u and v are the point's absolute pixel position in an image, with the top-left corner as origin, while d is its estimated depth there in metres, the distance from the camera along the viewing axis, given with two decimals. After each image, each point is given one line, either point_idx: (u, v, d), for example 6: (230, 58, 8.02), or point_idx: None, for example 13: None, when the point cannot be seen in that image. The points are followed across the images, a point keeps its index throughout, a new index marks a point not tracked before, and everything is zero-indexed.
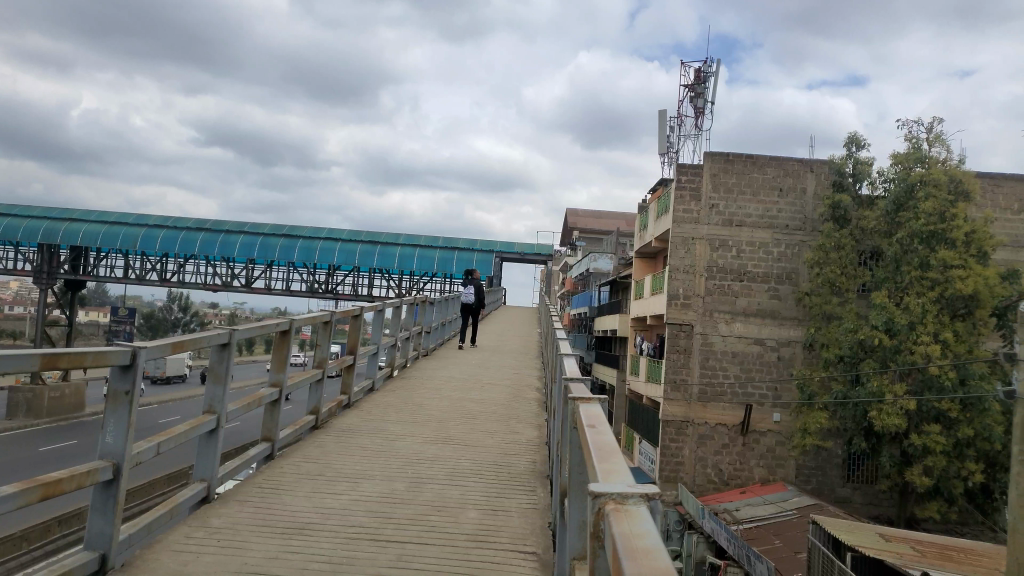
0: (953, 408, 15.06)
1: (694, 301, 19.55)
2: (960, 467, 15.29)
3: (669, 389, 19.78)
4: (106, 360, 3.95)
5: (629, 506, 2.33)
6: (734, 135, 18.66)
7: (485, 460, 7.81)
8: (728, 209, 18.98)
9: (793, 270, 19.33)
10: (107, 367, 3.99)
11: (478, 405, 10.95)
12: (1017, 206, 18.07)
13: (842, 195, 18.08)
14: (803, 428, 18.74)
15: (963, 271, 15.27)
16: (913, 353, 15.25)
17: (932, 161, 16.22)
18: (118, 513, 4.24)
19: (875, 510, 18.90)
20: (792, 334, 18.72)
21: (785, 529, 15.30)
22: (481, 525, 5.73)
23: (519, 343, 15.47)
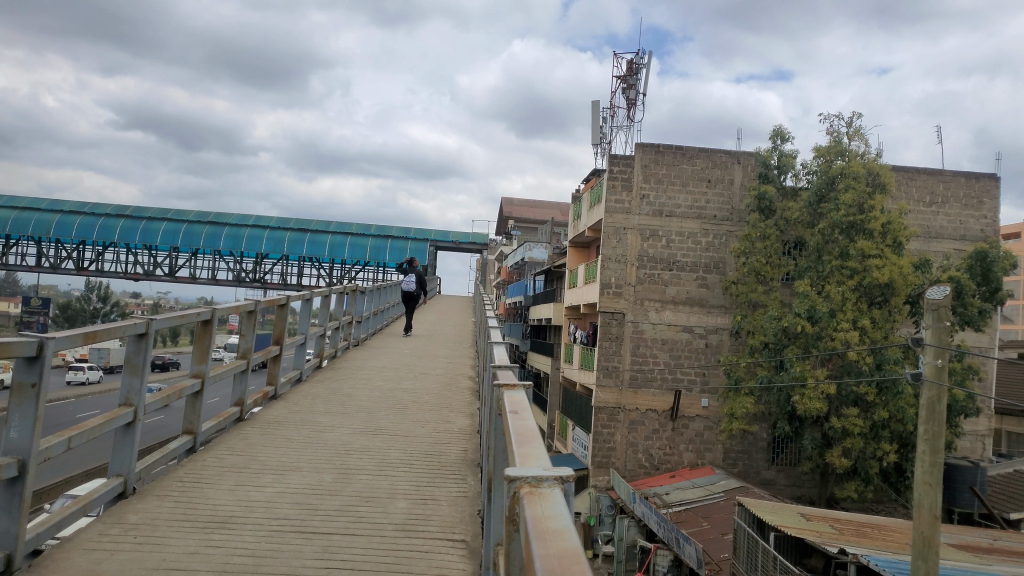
0: (870, 394, 14.23)
1: (619, 361, 17.88)
2: (877, 448, 14.55)
3: (592, 449, 18.01)
4: (14, 353, 3.35)
5: (540, 488, 2.63)
6: (654, 160, 17.82)
7: (415, 450, 7.79)
8: (647, 269, 17.79)
9: (718, 303, 17.76)
10: (10, 362, 3.37)
11: (413, 394, 10.19)
12: (930, 199, 17.56)
13: (768, 185, 16.66)
14: (733, 443, 17.67)
15: (880, 261, 14.45)
16: (834, 339, 14.32)
17: (852, 154, 15.45)
18: (25, 514, 3.57)
19: (798, 491, 17.62)
20: (713, 372, 17.69)
21: (714, 518, 14.44)
22: (410, 514, 5.96)
23: (438, 349, 13.87)
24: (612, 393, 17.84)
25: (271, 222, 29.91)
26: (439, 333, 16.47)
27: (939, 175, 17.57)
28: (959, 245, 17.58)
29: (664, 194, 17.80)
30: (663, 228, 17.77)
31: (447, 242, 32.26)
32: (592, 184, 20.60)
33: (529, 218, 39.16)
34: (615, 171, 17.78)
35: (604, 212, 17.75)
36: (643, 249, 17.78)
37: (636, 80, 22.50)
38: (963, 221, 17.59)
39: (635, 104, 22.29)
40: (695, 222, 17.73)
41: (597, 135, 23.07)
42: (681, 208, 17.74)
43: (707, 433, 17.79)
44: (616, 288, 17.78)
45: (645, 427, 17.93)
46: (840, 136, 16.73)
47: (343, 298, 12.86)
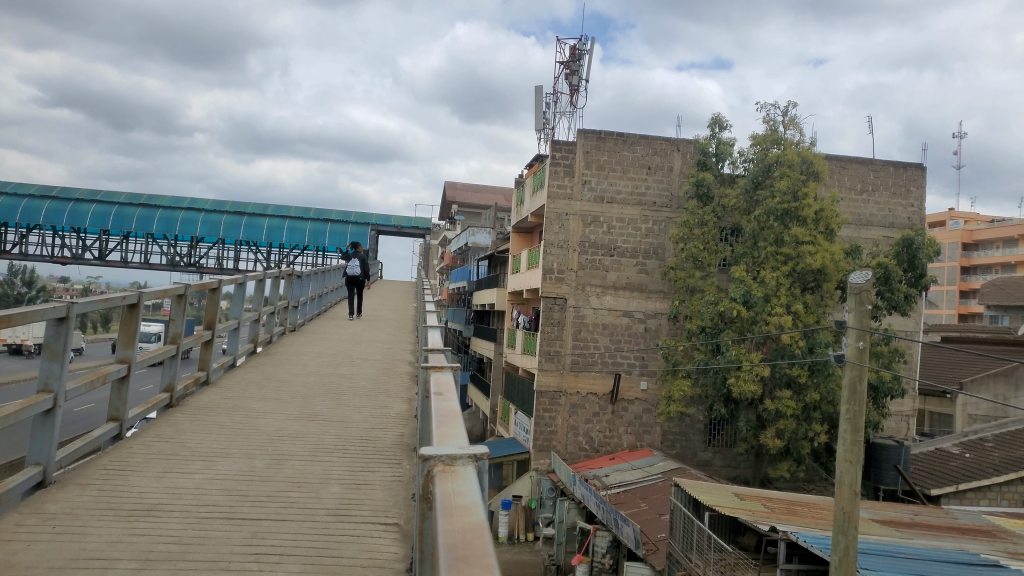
0: (803, 376, 14.68)
1: (561, 345, 18.04)
2: (808, 429, 15.03)
3: (534, 433, 18.15)
4: None
5: (453, 466, 2.66)
6: (596, 147, 17.96)
7: (350, 435, 7.72)
8: (588, 255, 17.94)
9: (657, 288, 18.04)
10: None
11: (350, 380, 10.08)
12: (861, 187, 18.11)
13: (706, 172, 16.94)
14: (671, 425, 18.04)
15: (813, 247, 14.86)
16: (768, 323, 14.67)
17: (787, 142, 15.81)
18: None
19: (734, 472, 18.09)
20: (651, 355, 18.00)
21: (652, 499, 14.73)
22: (343, 499, 5.92)
23: (377, 334, 13.74)
24: (554, 377, 17.99)
25: (207, 205, 29.11)
26: (381, 318, 16.31)
27: (869, 165, 18.17)
28: (887, 233, 18.19)
29: (605, 180, 17.97)
30: (604, 215, 17.94)
31: (389, 226, 31.90)
32: (534, 169, 20.64)
33: (473, 202, 39.02)
34: (557, 157, 17.86)
35: (546, 197, 17.81)
36: (585, 235, 17.94)
37: (579, 65, 22.57)
38: (892, 209, 18.20)
39: (578, 90, 22.35)
40: (636, 208, 17.95)
41: (541, 120, 23.08)
42: (621, 195, 17.93)
43: (645, 416, 18.09)
44: (558, 274, 17.89)
45: (586, 411, 18.14)
46: (775, 125, 17.11)
47: (279, 282, 12.59)
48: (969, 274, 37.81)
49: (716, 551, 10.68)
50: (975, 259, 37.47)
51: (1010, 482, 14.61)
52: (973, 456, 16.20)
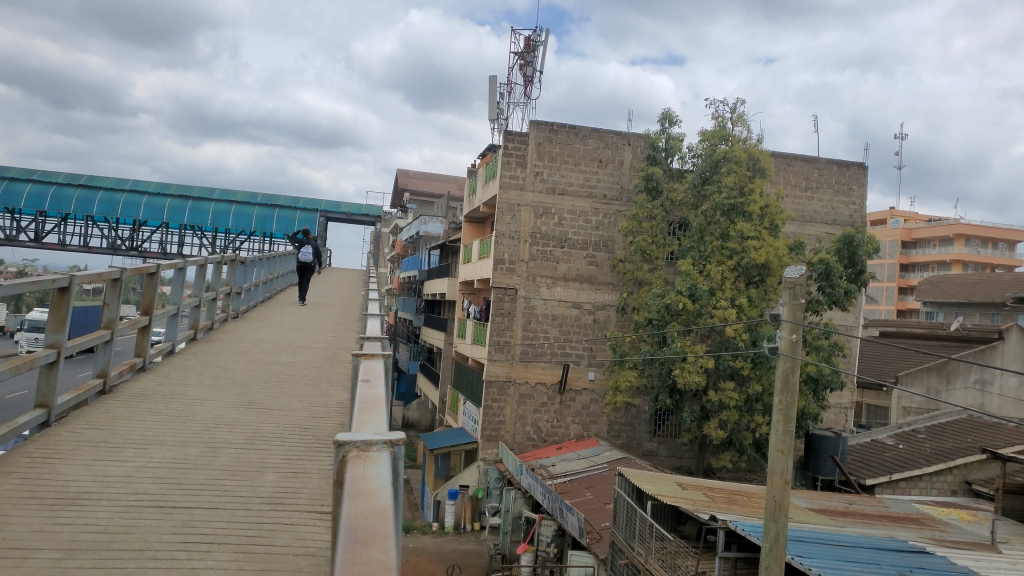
0: (746, 368, 15.00)
1: (511, 336, 18.08)
2: (750, 420, 15.39)
3: (482, 423, 18.18)
4: None
5: (368, 451, 2.68)
6: (548, 138, 18.01)
7: (289, 423, 7.63)
8: (539, 246, 18.00)
9: (606, 280, 18.20)
10: None
11: (292, 368, 9.95)
12: (806, 184, 18.52)
13: (655, 166, 17.12)
14: (618, 416, 18.26)
15: (758, 243, 15.17)
16: (713, 316, 14.90)
17: (735, 138, 16.05)
18: None
19: (678, 462, 18.42)
20: (600, 347, 18.16)
21: (597, 489, 14.89)
22: (279, 487, 5.85)
23: (323, 322, 13.57)
24: (503, 367, 18.03)
25: (151, 187, 28.34)
26: (329, 306, 16.13)
27: (814, 162, 18.59)
28: (829, 229, 18.67)
29: (557, 172, 18.04)
30: (556, 207, 18.02)
31: (340, 213, 31.54)
32: (487, 159, 20.60)
33: (426, 191, 38.78)
34: (510, 148, 17.85)
35: (499, 187, 17.80)
36: (536, 226, 17.98)
37: (534, 56, 22.58)
38: (834, 207, 18.67)
39: (532, 81, 22.36)
40: (587, 201, 18.07)
41: (494, 110, 23.03)
42: (573, 187, 18.02)
43: (593, 406, 18.27)
44: (509, 264, 17.90)
45: (534, 401, 18.24)
46: (724, 121, 17.36)
47: (220, 268, 12.32)
48: (907, 271, 39.09)
49: (658, 539, 10.86)
50: (913, 257, 38.74)
51: (939, 472, 15.15)
52: (906, 447, 16.73)
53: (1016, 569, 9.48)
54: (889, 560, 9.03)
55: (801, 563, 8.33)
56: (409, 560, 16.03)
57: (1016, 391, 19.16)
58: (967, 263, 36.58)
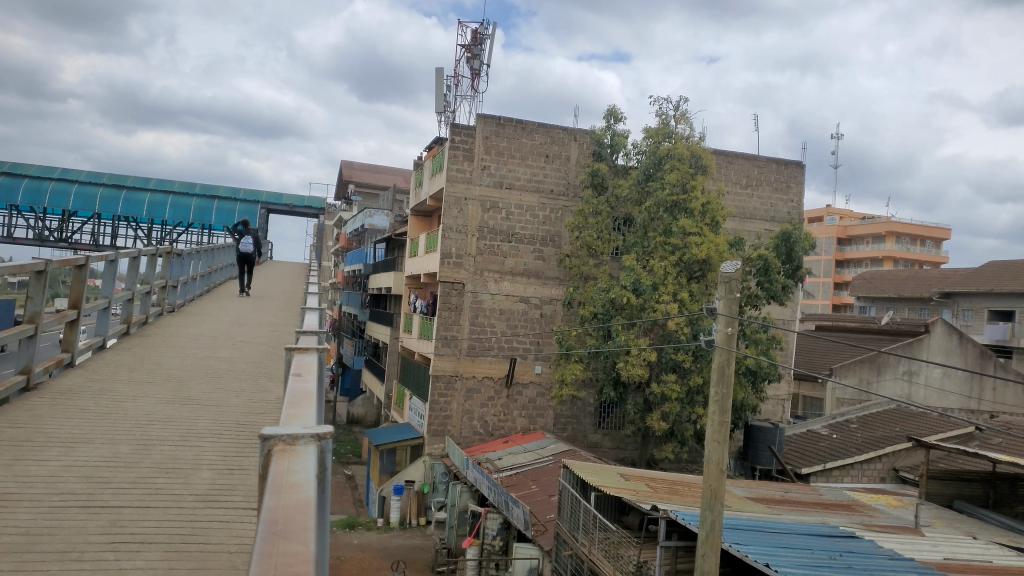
0: (688, 361, 15.28)
1: (457, 330, 18.02)
2: (691, 412, 15.68)
3: (428, 418, 18.09)
4: None
5: (293, 445, 2.65)
6: (495, 132, 17.97)
7: (226, 419, 7.46)
8: (486, 240, 17.96)
9: (553, 275, 18.30)
10: None
11: (230, 363, 9.73)
12: (746, 182, 18.93)
13: (601, 162, 17.28)
14: (563, 409, 18.42)
15: (699, 239, 15.44)
16: (656, 310, 15.12)
17: (678, 136, 16.30)
18: None
19: (621, 453, 18.67)
20: (546, 340, 18.27)
21: (542, 481, 14.99)
22: (213, 485, 5.71)
23: (263, 316, 13.30)
24: (449, 362, 17.96)
25: (82, 176, 27.32)
26: (270, 300, 15.81)
27: (754, 160, 19.00)
28: (768, 226, 19.13)
29: (504, 166, 18.04)
30: (503, 201, 18.01)
31: (282, 205, 30.97)
32: (434, 152, 20.48)
33: (371, 183, 38.35)
34: (457, 141, 17.75)
35: (445, 181, 17.70)
36: (483, 221, 17.94)
37: (481, 50, 22.50)
38: (773, 204, 19.15)
39: (479, 74, 22.29)
40: (534, 195, 18.12)
41: (441, 103, 22.89)
42: (520, 181, 18.06)
43: (539, 399, 18.39)
44: (456, 258, 17.82)
45: (481, 395, 18.23)
46: (668, 119, 17.60)
47: (155, 261, 11.94)
48: (842, 267, 40.35)
49: (601, 530, 10.99)
50: (849, 253, 40.03)
51: (870, 460, 15.77)
52: (839, 437, 17.29)
53: (938, 551, 9.92)
54: (821, 545, 9.32)
55: (738, 550, 8.50)
56: (353, 556, 15.85)
57: (940, 382, 19.97)
58: (898, 259, 37.99)
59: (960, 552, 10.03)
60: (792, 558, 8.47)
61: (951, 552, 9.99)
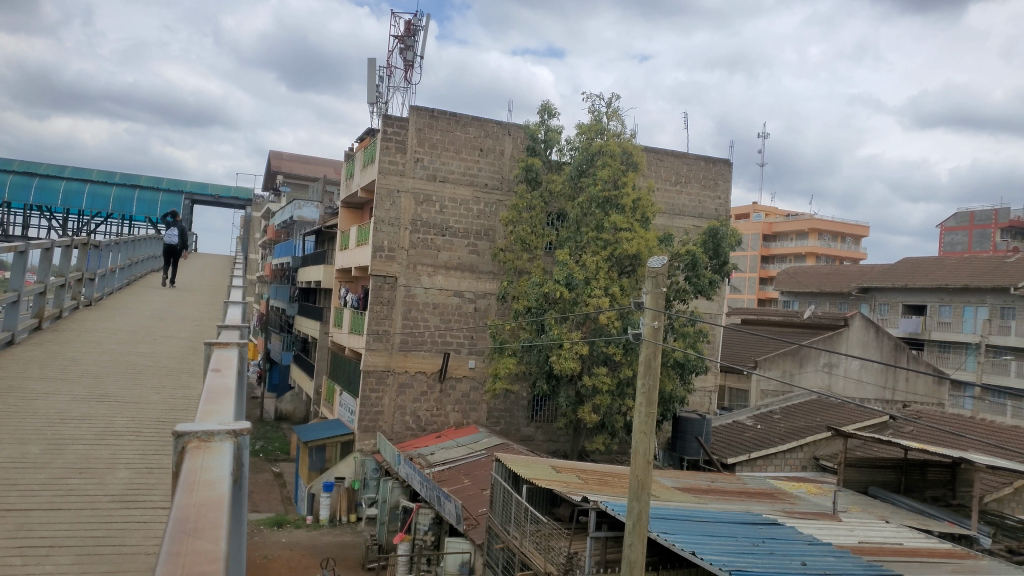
0: (618, 355, 15.50)
1: (389, 325, 17.82)
2: (622, 404, 15.93)
3: (359, 413, 17.85)
4: None
5: (209, 442, 2.57)
6: (428, 125, 17.82)
7: (145, 417, 7.20)
8: (419, 234, 17.83)
9: (487, 269, 18.31)
10: None
11: (150, 359, 9.37)
12: (675, 179, 19.32)
13: (534, 157, 17.36)
14: (497, 402, 18.48)
15: (630, 234, 15.65)
16: (588, 304, 15.24)
17: (610, 133, 16.49)
18: None
19: (554, 445, 18.84)
20: (480, 335, 18.29)
21: (475, 475, 15.01)
22: (130, 485, 5.49)
23: (187, 311, 12.87)
24: (381, 357, 17.76)
25: None
26: (194, 293, 15.29)
27: (683, 158, 19.42)
28: (696, 222, 19.59)
29: (437, 159, 17.92)
30: (436, 194, 17.89)
31: (207, 195, 30.07)
32: (365, 143, 20.19)
33: (301, 174, 37.58)
34: (389, 133, 17.54)
35: (377, 173, 17.46)
36: (416, 214, 17.78)
37: (414, 41, 22.27)
38: (701, 201, 19.61)
39: (412, 66, 22.06)
40: (468, 189, 18.07)
41: (373, 94, 22.58)
42: (454, 174, 17.97)
43: (472, 393, 18.39)
44: (388, 252, 17.62)
45: (414, 390, 18.10)
46: (600, 116, 17.80)
47: (70, 253, 11.41)
48: (767, 263, 41.62)
49: (533, 523, 11.07)
50: (773, 249, 41.32)
51: (792, 449, 16.37)
52: (763, 427, 17.87)
53: (853, 535, 10.37)
54: (744, 533, 9.61)
55: (666, 540, 8.66)
56: (281, 554, 15.53)
57: (857, 373, 20.83)
58: (819, 255, 39.46)
59: (874, 535, 10.51)
60: (718, 546, 8.70)
61: (865, 535, 10.46)
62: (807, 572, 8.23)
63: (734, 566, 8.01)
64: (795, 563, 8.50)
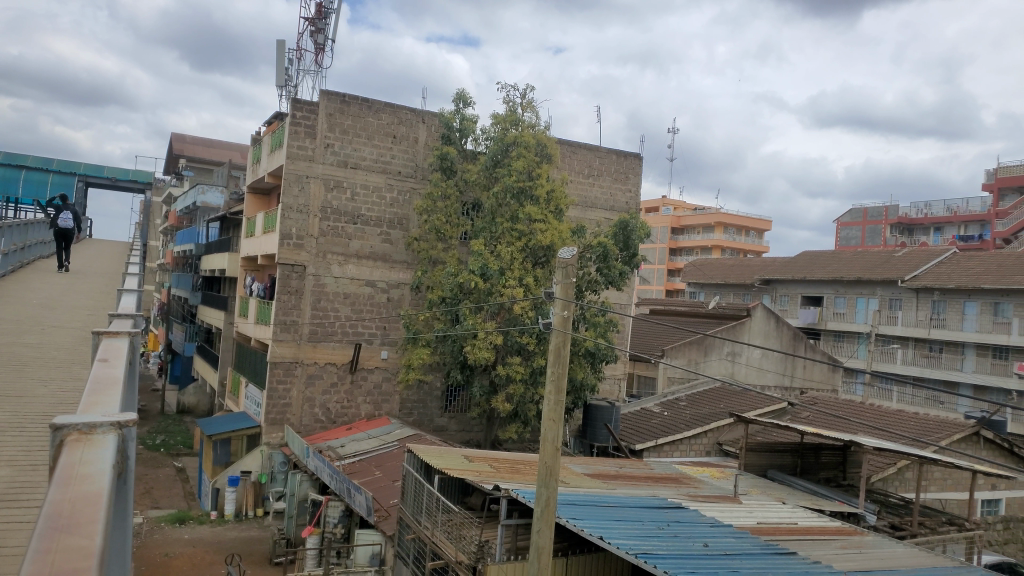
0: (531, 344, 15.62)
1: (298, 315, 17.38)
2: (534, 393, 16.04)
3: (266, 406, 17.34)
4: None
5: (91, 435, 2.44)
6: (339, 110, 17.41)
7: (28, 411, 6.75)
8: (330, 221, 17.43)
9: (400, 259, 18.12)
10: None
11: (37, 350, 8.83)
12: (588, 171, 19.61)
13: (449, 146, 17.25)
14: (410, 393, 18.35)
15: (544, 225, 15.82)
16: (502, 295, 15.29)
17: (525, 124, 16.58)
18: None
19: (467, 435, 18.88)
20: (392, 325, 18.12)
21: (386, 466, 14.86)
22: (10, 483, 5.15)
23: (77, 299, 12.15)
24: (289, 348, 17.31)
25: None
26: (85, 280, 14.46)
27: (596, 151, 19.72)
28: (608, 215, 19.96)
29: (349, 145, 17.56)
30: (347, 180, 17.53)
31: (102, 178, 28.53)
32: (273, 128, 19.58)
33: (204, 158, 36.16)
34: (298, 117, 17.05)
35: (285, 158, 16.98)
36: (326, 201, 17.37)
37: (325, 24, 21.72)
38: (613, 193, 19.98)
39: (324, 49, 21.50)
40: (380, 176, 17.80)
41: (282, 76, 21.91)
42: (366, 161, 17.67)
43: (385, 384, 18.20)
44: (296, 239, 17.17)
45: (323, 381, 17.71)
46: (515, 106, 17.85)
47: None
48: (675, 255, 42.92)
49: (444, 512, 11.03)
50: (681, 242, 42.62)
51: (697, 435, 16.97)
52: (669, 414, 18.43)
53: (752, 516, 10.83)
54: (650, 517, 9.89)
55: (574, 525, 8.79)
56: (184, 552, 14.96)
57: (758, 361, 21.77)
58: (724, 248, 40.96)
59: (771, 516, 11.02)
60: (624, 531, 8.91)
61: (763, 516, 10.94)
62: (709, 553, 8.54)
63: (640, 550, 8.22)
64: (698, 545, 8.79)
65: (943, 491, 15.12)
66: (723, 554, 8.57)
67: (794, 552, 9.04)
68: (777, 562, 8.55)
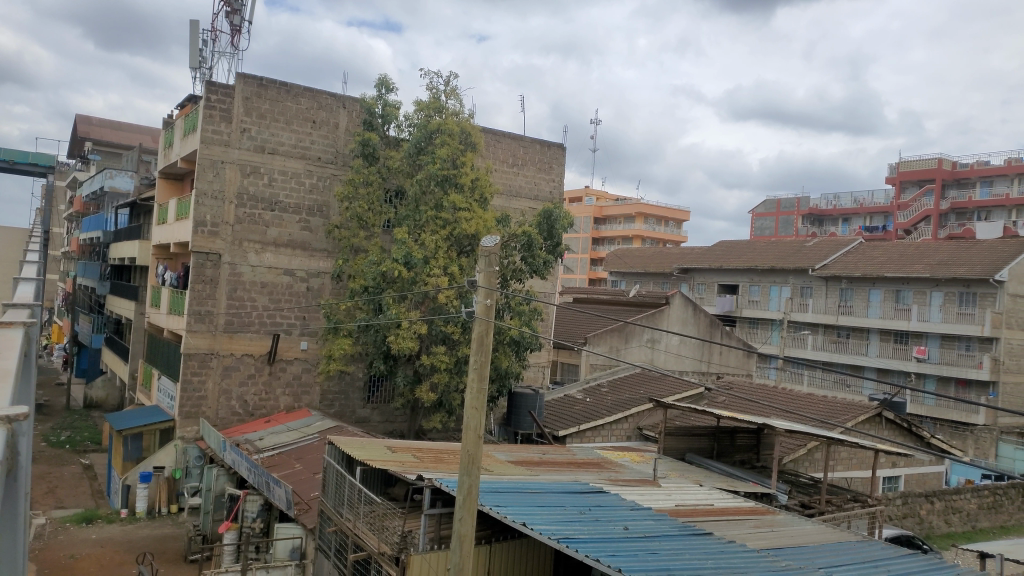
0: (456, 334, 15.58)
1: (213, 305, 16.84)
2: (459, 381, 16.01)
3: (180, 399, 16.77)
4: None
5: None
6: (257, 93, 16.90)
7: None
8: (246, 208, 16.93)
9: (320, 247, 17.77)
10: None
11: None
12: (512, 161, 19.64)
13: (371, 132, 17.00)
14: (331, 384, 18.06)
15: (468, 214, 15.80)
16: (426, 284, 15.19)
17: (449, 111, 16.46)
18: None
19: (390, 426, 18.73)
20: (313, 315, 17.76)
21: (307, 458, 14.60)
22: None
23: None
24: (204, 339, 16.75)
25: None
26: None
27: (520, 140, 19.80)
28: (532, 204, 20.08)
29: (266, 130, 17.07)
30: (264, 165, 17.05)
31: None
32: (186, 110, 18.87)
33: (112, 142, 34.50)
34: (212, 100, 16.48)
35: (199, 142, 16.41)
36: (242, 187, 16.85)
37: (241, 4, 21.01)
38: (537, 182, 20.11)
39: (239, 30, 20.79)
40: (299, 162, 17.37)
41: (196, 58, 21.11)
42: (284, 146, 17.22)
43: (304, 375, 17.84)
44: (211, 227, 16.63)
45: (240, 373, 17.18)
46: (438, 93, 17.71)
47: None
48: (598, 244, 43.63)
49: (366, 503, 10.91)
50: (603, 231, 43.36)
51: (618, 421, 17.34)
52: (592, 400, 18.73)
53: (670, 498, 11.14)
54: (571, 502, 10.05)
55: (498, 512, 8.83)
56: (91, 552, 14.34)
57: (677, 348, 22.34)
58: (645, 238, 41.89)
59: (688, 498, 11.35)
60: (546, 516, 9.02)
61: (680, 499, 11.27)
62: (629, 535, 8.73)
63: (562, 535, 8.34)
64: (619, 528, 8.99)
65: (849, 470, 15.94)
66: (642, 536, 8.78)
67: (710, 533, 9.34)
68: (693, 542, 8.82)
